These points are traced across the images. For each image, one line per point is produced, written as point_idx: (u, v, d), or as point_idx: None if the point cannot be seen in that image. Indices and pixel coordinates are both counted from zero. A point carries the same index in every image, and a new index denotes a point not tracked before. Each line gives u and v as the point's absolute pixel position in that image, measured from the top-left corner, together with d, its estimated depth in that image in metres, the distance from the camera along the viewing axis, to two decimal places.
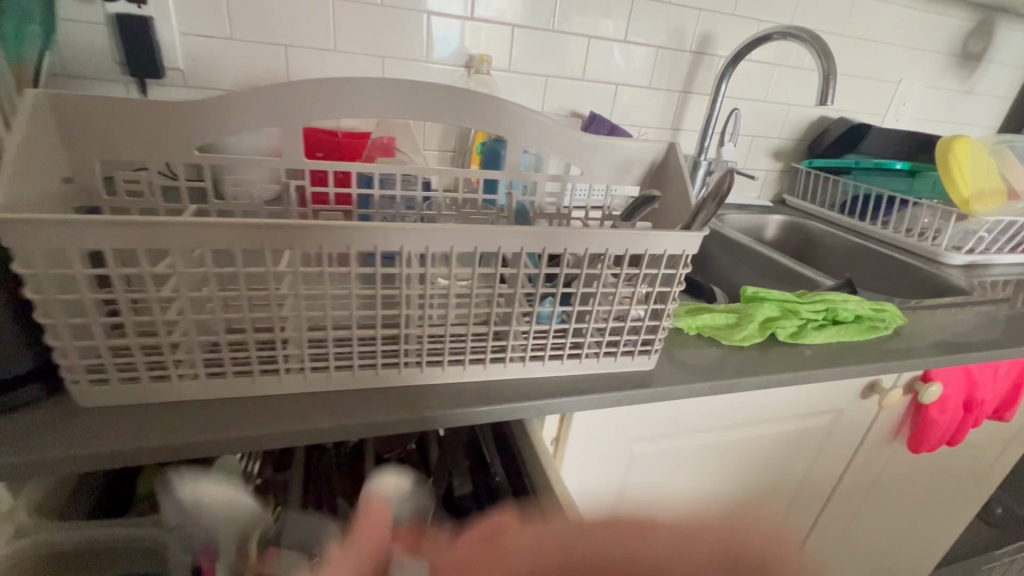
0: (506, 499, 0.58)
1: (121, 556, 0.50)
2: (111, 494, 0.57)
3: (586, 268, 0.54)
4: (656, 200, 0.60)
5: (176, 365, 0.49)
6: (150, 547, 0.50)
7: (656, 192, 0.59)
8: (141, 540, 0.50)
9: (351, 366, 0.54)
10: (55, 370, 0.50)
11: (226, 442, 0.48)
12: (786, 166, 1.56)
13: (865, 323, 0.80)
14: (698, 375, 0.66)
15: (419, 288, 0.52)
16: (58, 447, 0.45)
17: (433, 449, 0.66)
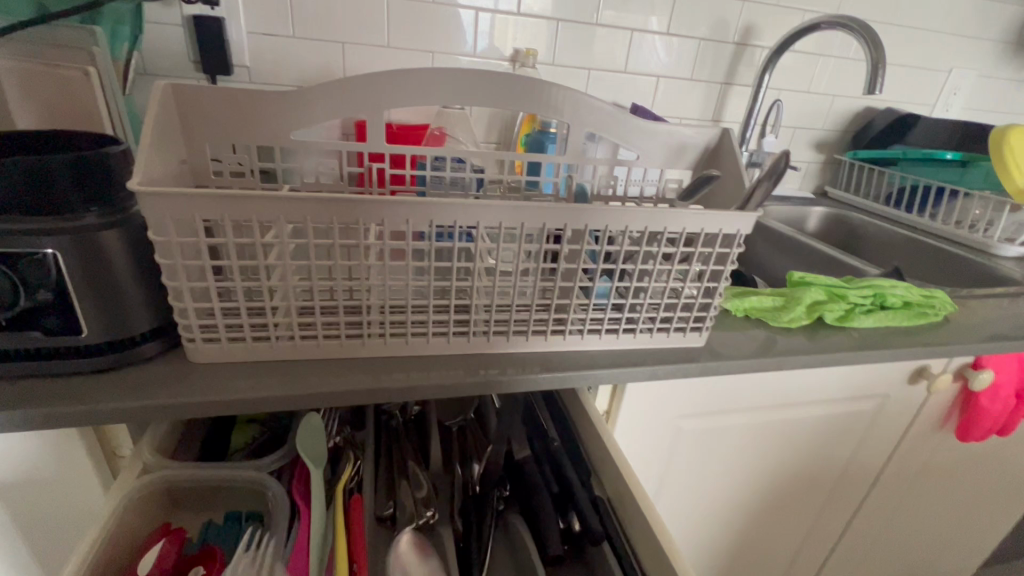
0: (567, 464, 0.61)
1: (229, 494, 0.58)
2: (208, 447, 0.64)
3: (644, 246, 0.58)
4: (717, 179, 0.63)
5: (275, 328, 0.55)
6: (250, 488, 0.57)
7: (717, 173, 0.62)
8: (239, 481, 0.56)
9: (426, 333, 0.59)
10: (170, 330, 0.57)
11: (320, 396, 0.54)
12: (829, 157, 1.54)
13: (914, 309, 0.81)
14: (748, 353, 0.69)
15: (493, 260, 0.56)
16: (179, 395, 0.51)
17: (492, 415, 0.70)
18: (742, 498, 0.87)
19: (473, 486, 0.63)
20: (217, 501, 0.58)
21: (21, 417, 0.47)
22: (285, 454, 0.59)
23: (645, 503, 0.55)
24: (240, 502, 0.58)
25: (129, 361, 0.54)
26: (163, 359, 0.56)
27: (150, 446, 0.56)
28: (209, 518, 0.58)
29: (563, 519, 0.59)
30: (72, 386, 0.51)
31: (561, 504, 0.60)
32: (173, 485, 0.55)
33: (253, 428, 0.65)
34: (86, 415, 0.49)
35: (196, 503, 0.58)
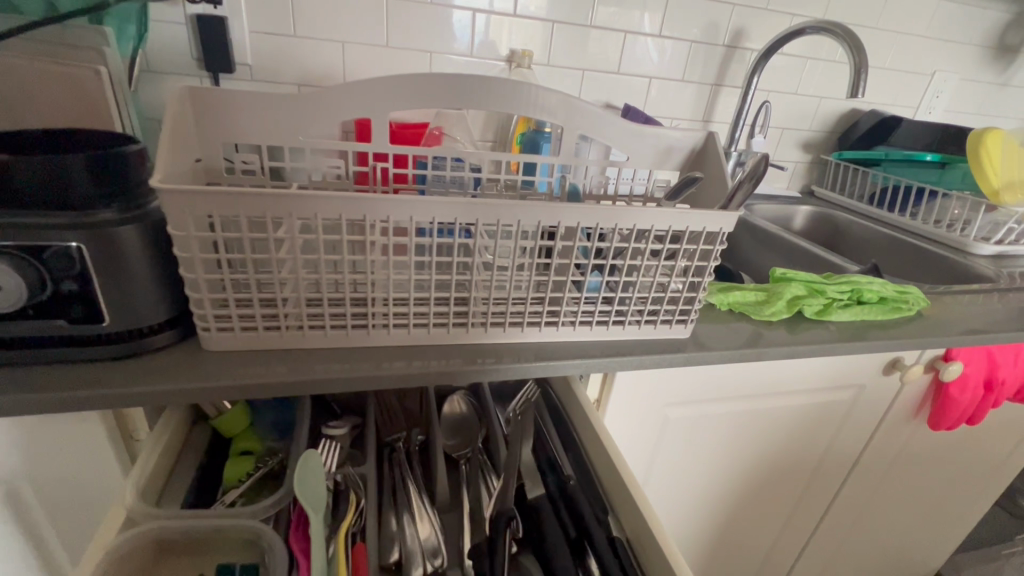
0: (582, 499, 0.57)
1: (219, 541, 0.49)
2: (204, 479, 0.59)
3: (632, 243, 0.62)
4: (698, 181, 0.66)
5: (286, 318, 0.58)
6: (246, 537, 0.49)
7: (697, 174, 0.66)
8: (232, 528, 0.48)
9: (428, 325, 0.62)
10: (184, 320, 0.60)
11: (327, 381, 0.57)
12: (816, 158, 1.59)
13: (889, 304, 0.85)
14: (730, 344, 0.73)
15: (492, 257, 0.60)
16: (195, 380, 0.54)
17: (501, 446, 0.66)
18: (726, 485, 0.91)
19: (483, 527, 0.58)
20: (207, 551, 0.50)
21: (45, 400, 0.50)
22: (286, 495, 0.52)
23: (665, 546, 0.51)
24: (233, 550, 0.49)
25: (143, 350, 0.56)
26: (177, 347, 0.58)
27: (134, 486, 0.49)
28: (198, 573, 0.48)
29: (581, 565, 0.54)
30: (93, 371, 0.54)
31: (577, 548, 0.55)
32: (157, 535, 0.47)
33: (250, 462, 0.60)
34: (108, 398, 0.52)
35: (184, 552, 0.49)
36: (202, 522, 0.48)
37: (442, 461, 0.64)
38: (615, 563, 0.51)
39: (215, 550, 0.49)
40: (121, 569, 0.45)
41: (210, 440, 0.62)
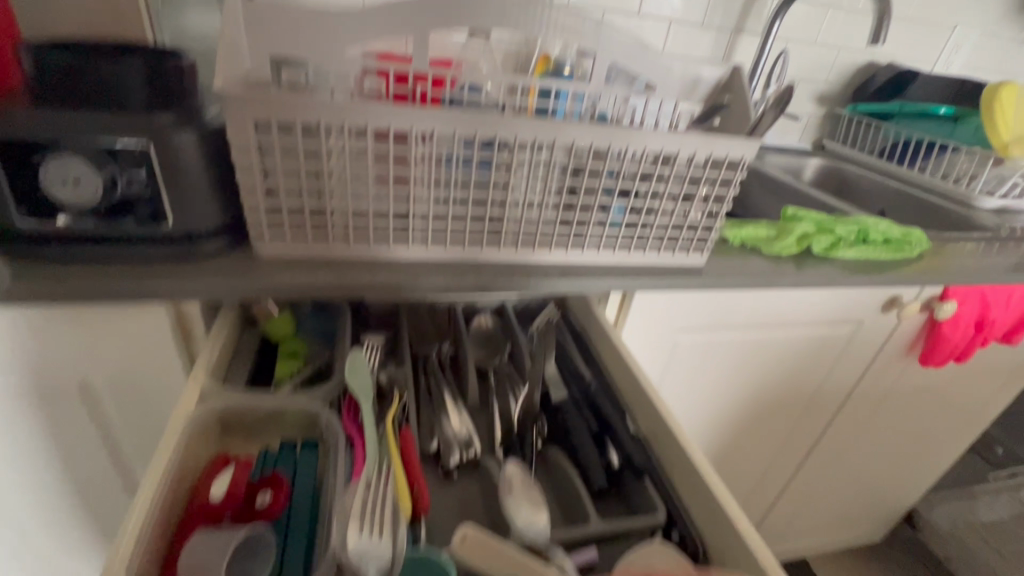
0: (604, 402, 0.64)
1: (279, 420, 0.55)
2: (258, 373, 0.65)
3: (658, 167, 0.65)
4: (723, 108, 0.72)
5: (333, 228, 0.62)
6: (303, 416, 0.55)
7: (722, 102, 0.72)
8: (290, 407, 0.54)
9: (463, 241, 0.66)
10: (234, 230, 0.63)
11: (372, 286, 0.62)
12: (830, 111, 1.58)
13: (894, 245, 0.89)
14: (742, 273, 0.77)
15: (527, 176, 0.63)
16: (251, 279, 0.59)
17: (527, 358, 0.71)
18: (725, 413, 0.98)
19: (512, 424, 0.64)
20: (270, 430, 0.56)
21: (118, 290, 0.55)
22: (337, 386, 0.58)
23: (680, 436, 0.56)
24: (293, 429, 0.56)
25: (195, 254, 0.60)
26: (230, 253, 0.62)
27: (204, 370, 0.55)
28: (262, 446, 0.55)
29: (603, 455, 0.60)
30: (153, 269, 0.58)
31: (600, 441, 0.61)
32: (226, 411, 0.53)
33: (296, 363, 0.65)
34: (174, 291, 0.57)
35: (247, 432, 0.55)
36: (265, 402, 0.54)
37: (472, 369, 0.70)
38: (635, 454, 0.58)
39: (276, 428, 0.56)
40: (201, 435, 0.51)
41: (259, 342, 0.67)
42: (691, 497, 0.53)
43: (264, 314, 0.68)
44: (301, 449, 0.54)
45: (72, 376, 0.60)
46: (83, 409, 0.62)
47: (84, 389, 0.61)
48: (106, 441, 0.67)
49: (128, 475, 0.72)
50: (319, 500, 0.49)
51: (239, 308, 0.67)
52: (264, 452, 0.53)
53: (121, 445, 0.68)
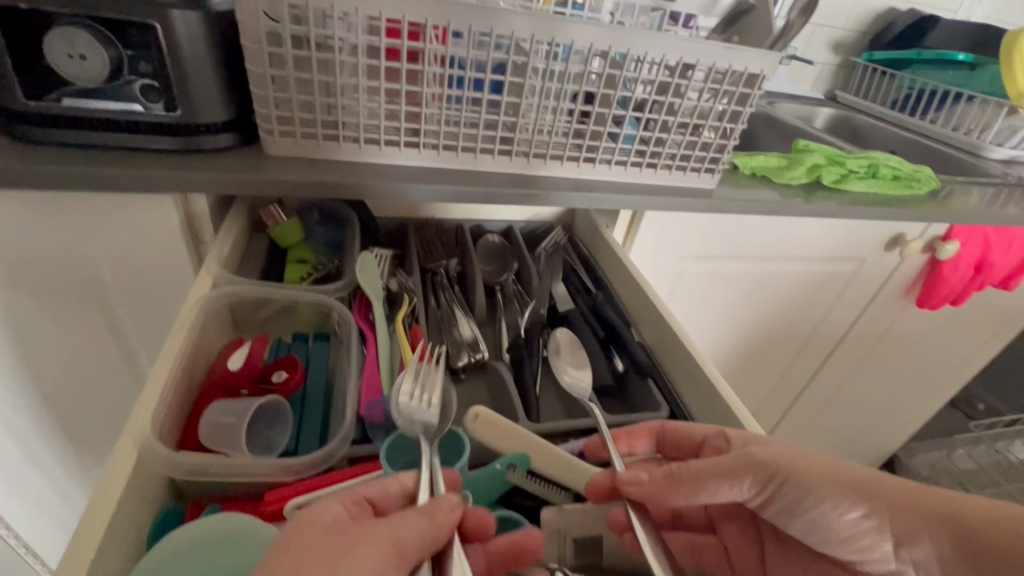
0: (610, 310, 0.65)
1: (292, 312, 0.56)
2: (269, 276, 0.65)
3: (676, 78, 0.63)
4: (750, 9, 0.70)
5: (343, 129, 0.61)
6: (316, 310, 0.56)
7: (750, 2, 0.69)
8: (304, 300, 0.54)
9: (475, 150, 0.66)
10: (240, 126, 0.62)
11: (382, 188, 0.61)
12: (845, 60, 1.56)
13: (902, 182, 0.89)
14: (751, 197, 0.77)
15: (542, 81, 0.62)
16: (261, 175, 0.58)
17: (535, 275, 0.71)
18: (721, 344, 1.00)
19: (519, 332, 0.65)
20: (283, 322, 0.57)
21: (126, 177, 0.54)
22: (348, 285, 0.58)
23: (685, 340, 0.57)
24: (304, 324, 0.56)
25: (200, 148, 0.59)
26: (237, 150, 0.62)
27: (217, 262, 0.55)
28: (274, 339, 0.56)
29: (608, 360, 0.61)
30: (160, 159, 0.57)
31: (606, 347, 0.63)
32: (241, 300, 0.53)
33: (304, 270, 0.65)
34: (182, 182, 0.56)
35: (258, 325, 0.56)
36: (278, 292, 0.54)
37: (481, 285, 0.70)
38: (640, 355, 0.59)
39: (290, 321, 0.57)
40: (216, 321, 0.51)
41: (268, 247, 0.67)
42: (688, 390, 0.56)
43: (269, 215, 0.65)
44: (313, 341, 0.55)
45: (81, 267, 0.60)
46: (94, 302, 0.63)
47: (94, 282, 0.62)
48: (116, 338, 0.68)
49: (138, 376, 0.74)
50: (335, 381, 0.50)
51: (248, 211, 0.66)
52: (277, 343, 0.54)
53: (130, 342, 0.69)
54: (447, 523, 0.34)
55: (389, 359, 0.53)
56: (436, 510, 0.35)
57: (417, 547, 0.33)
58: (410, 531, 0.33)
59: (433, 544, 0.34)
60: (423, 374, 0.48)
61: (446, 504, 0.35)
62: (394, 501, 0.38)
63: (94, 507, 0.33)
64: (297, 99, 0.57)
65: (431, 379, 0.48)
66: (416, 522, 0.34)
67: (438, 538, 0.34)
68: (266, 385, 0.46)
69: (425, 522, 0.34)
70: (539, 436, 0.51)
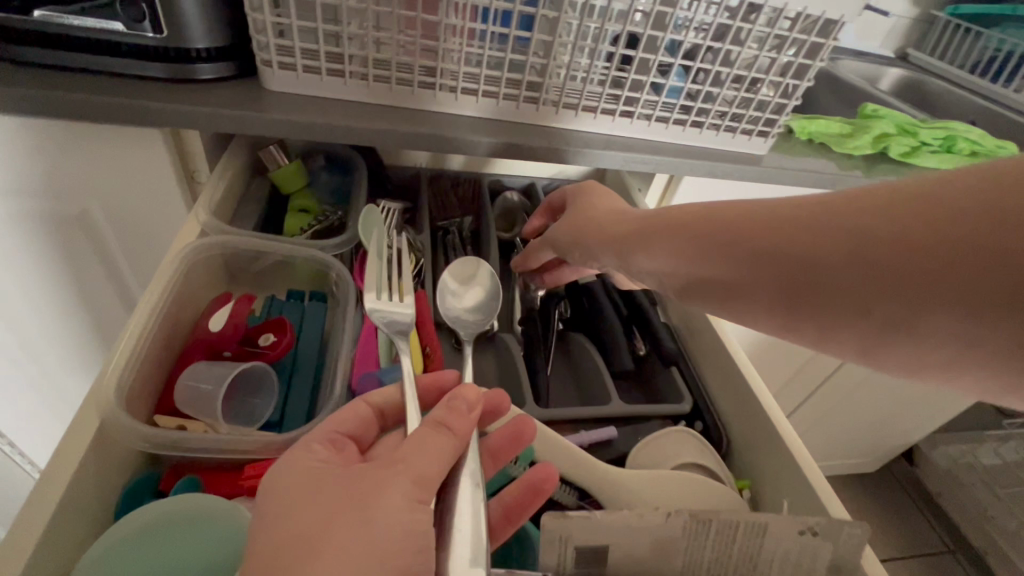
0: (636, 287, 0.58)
1: (288, 269, 0.51)
2: (268, 224, 0.60)
3: (738, 22, 0.54)
4: None
5: (349, 64, 0.54)
6: (315, 269, 0.51)
7: None
8: (301, 257, 0.50)
9: (497, 96, 0.58)
10: (237, 55, 0.55)
11: (392, 136, 0.55)
12: (924, 14, 1.35)
13: (981, 158, 0.77)
14: (807, 167, 0.68)
15: (578, 17, 0.53)
16: (257, 112, 0.52)
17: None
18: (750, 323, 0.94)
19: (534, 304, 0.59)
20: (278, 279, 0.52)
21: (107, 106, 0.49)
22: (350, 241, 0.53)
23: (719, 329, 0.51)
24: (301, 282, 0.52)
25: (193, 78, 0.53)
26: (233, 82, 0.55)
27: (206, 208, 0.50)
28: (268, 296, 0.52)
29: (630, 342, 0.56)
30: (148, 89, 0.51)
31: (628, 327, 0.57)
32: (232, 252, 0.49)
33: (307, 219, 0.60)
34: (169, 115, 0.50)
35: (253, 279, 0.52)
36: (272, 247, 0.49)
37: (495, 243, 0.64)
38: (667, 341, 0.53)
39: (286, 278, 0.52)
40: (203, 274, 0.47)
41: (269, 193, 0.62)
42: (720, 390, 0.49)
43: (269, 158, 0.60)
44: (309, 300, 0.51)
45: (68, 201, 0.56)
46: (85, 238, 0.60)
47: (84, 217, 0.58)
48: (111, 274, 0.65)
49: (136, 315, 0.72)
50: (328, 349, 0.46)
51: (248, 151, 0.61)
52: (269, 300, 0.50)
53: (124, 280, 0.67)
54: (465, 430, 0.35)
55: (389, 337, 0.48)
56: (449, 418, 0.35)
57: (442, 460, 0.32)
58: (433, 453, 0.32)
59: (455, 453, 0.34)
60: (472, 269, 0.56)
61: (459, 411, 0.35)
62: (367, 424, 0.38)
63: (48, 479, 0.30)
64: (296, 26, 0.50)
65: (479, 276, 0.55)
66: (437, 441, 0.33)
67: (459, 445, 0.34)
68: (251, 349, 0.42)
69: (447, 439, 0.33)
70: (545, 424, 0.46)
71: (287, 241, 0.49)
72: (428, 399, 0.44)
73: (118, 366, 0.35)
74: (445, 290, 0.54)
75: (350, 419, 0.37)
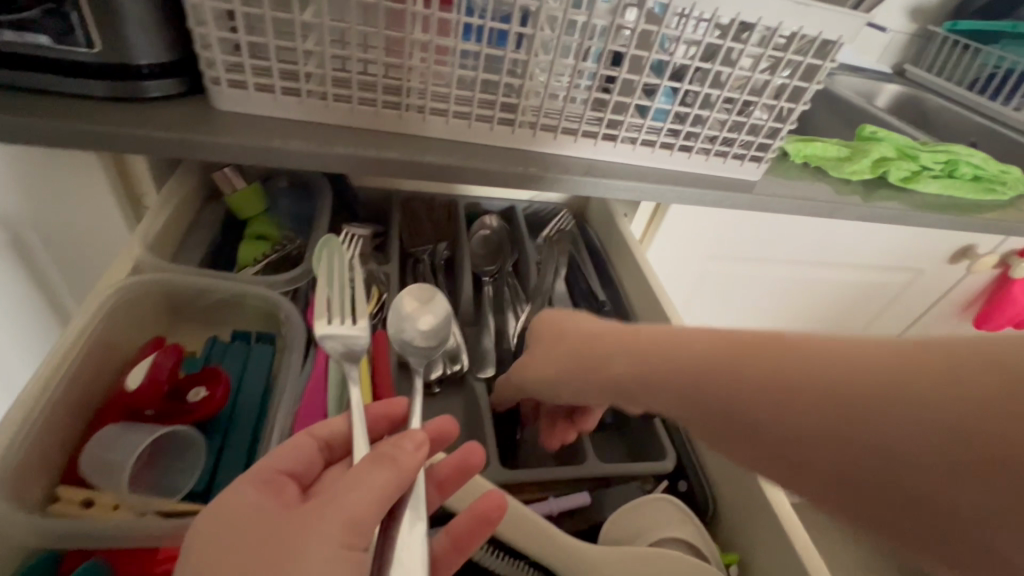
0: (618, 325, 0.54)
1: (234, 308, 0.47)
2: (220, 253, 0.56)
3: (729, 41, 0.50)
4: None
5: (307, 82, 0.50)
6: (263, 309, 0.46)
7: None
8: (247, 296, 0.45)
9: (468, 117, 0.54)
10: (185, 71, 0.51)
11: (353, 161, 0.50)
12: (922, 28, 1.32)
13: (984, 184, 0.73)
14: (802, 194, 0.64)
15: (555, 34, 0.49)
16: (203, 134, 0.47)
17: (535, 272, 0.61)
18: None
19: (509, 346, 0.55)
20: (224, 319, 0.48)
21: (30, 128, 0.44)
22: (304, 276, 0.49)
23: None
24: (248, 321, 0.47)
25: (137, 96, 0.49)
26: (180, 100, 0.51)
27: (141, 242, 0.45)
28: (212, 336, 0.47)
29: None
30: (82, 108, 0.47)
31: None
32: (169, 290, 0.44)
33: (264, 248, 0.55)
34: (101, 138, 0.45)
35: (198, 317, 0.47)
36: (214, 285, 0.44)
37: (469, 271, 0.60)
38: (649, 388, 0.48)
39: (232, 318, 0.47)
40: (133, 315, 0.42)
41: (223, 218, 0.57)
42: (712, 456, 0.44)
43: (222, 181, 0.55)
44: (256, 342, 0.46)
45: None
46: (18, 266, 0.55)
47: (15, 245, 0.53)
48: (51, 304, 0.60)
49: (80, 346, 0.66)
50: (270, 403, 0.42)
51: (200, 174, 0.56)
52: (210, 342, 0.45)
53: (66, 310, 0.61)
54: (410, 465, 0.30)
55: (337, 380, 0.42)
56: (395, 452, 0.30)
57: (381, 500, 0.28)
58: (371, 492, 0.28)
59: (398, 490, 0.29)
60: (428, 295, 0.50)
61: (407, 446, 0.30)
62: (311, 462, 0.33)
63: None
64: (246, 41, 0.46)
65: (437, 303, 0.50)
66: (376, 477, 0.28)
67: (404, 482, 0.30)
68: (177, 407, 0.38)
69: (388, 474, 0.29)
70: (510, 487, 0.41)
71: (230, 279, 0.45)
72: (378, 430, 0.39)
73: (2, 440, 0.31)
74: (399, 314, 0.49)
75: (291, 457, 0.32)
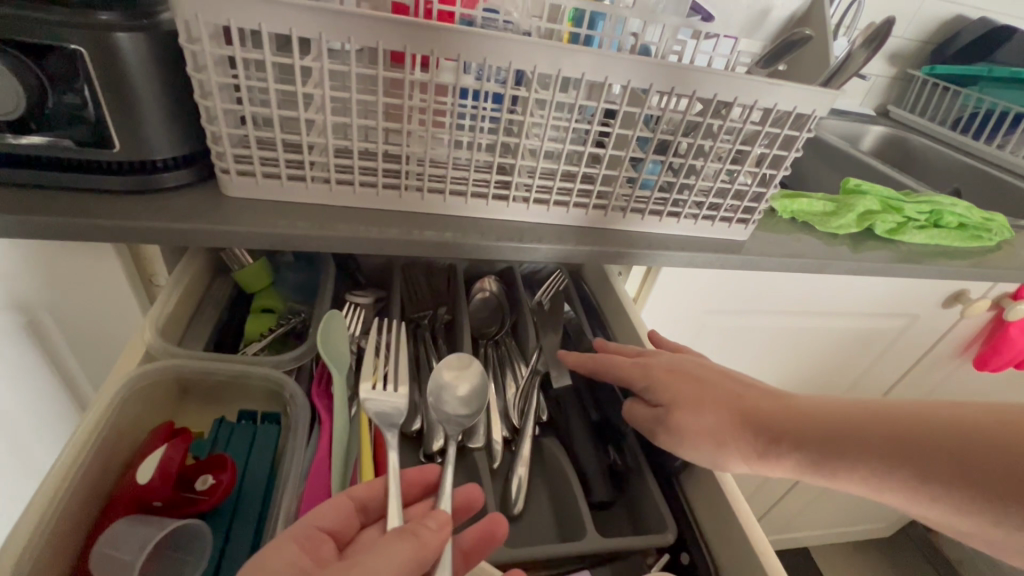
0: (610, 390, 0.56)
1: (242, 388, 0.48)
2: (230, 328, 0.58)
3: (708, 118, 0.53)
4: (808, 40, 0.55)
5: (310, 168, 0.53)
6: (270, 388, 0.47)
7: (810, 34, 0.55)
8: (256, 377, 0.47)
9: (465, 194, 0.56)
10: (196, 160, 0.54)
11: (354, 240, 0.53)
12: (902, 72, 1.36)
13: (969, 231, 0.75)
14: (791, 251, 0.66)
15: (541, 119, 0.51)
16: (214, 222, 0.50)
17: (531, 332, 0.62)
18: None
19: (512, 417, 0.56)
20: (232, 399, 0.49)
21: (55, 224, 0.47)
22: (309, 352, 0.50)
23: None
24: (255, 401, 0.48)
25: (153, 187, 0.52)
26: (193, 188, 0.54)
27: (153, 328, 0.47)
28: (221, 415, 0.48)
29: (603, 452, 0.53)
30: (101, 201, 0.50)
31: (601, 434, 0.55)
32: (181, 373, 0.46)
33: (270, 320, 0.57)
34: (118, 231, 0.48)
35: (206, 396, 0.49)
36: (226, 369, 0.46)
37: (469, 335, 0.61)
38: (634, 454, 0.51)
39: (239, 397, 0.49)
40: (145, 402, 0.44)
41: (231, 295, 0.60)
42: (710, 518, 0.45)
43: (231, 257, 0.58)
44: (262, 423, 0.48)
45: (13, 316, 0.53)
46: (36, 350, 0.56)
47: (35, 331, 0.55)
48: (65, 382, 0.61)
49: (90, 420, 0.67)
50: (274, 486, 0.43)
51: (208, 253, 0.58)
52: (219, 423, 0.46)
53: (78, 387, 0.63)
54: (433, 544, 0.31)
55: (346, 457, 0.43)
56: (419, 531, 0.31)
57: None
58: (390, 563, 0.29)
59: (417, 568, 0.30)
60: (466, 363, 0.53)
61: (431, 525, 0.32)
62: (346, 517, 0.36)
63: None
64: (253, 137, 0.49)
65: (471, 371, 0.52)
66: (401, 551, 0.30)
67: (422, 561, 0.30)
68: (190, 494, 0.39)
69: (411, 550, 0.30)
70: (512, 564, 0.42)
71: (241, 363, 0.47)
72: (409, 495, 0.41)
73: (23, 535, 0.33)
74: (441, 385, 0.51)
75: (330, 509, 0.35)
